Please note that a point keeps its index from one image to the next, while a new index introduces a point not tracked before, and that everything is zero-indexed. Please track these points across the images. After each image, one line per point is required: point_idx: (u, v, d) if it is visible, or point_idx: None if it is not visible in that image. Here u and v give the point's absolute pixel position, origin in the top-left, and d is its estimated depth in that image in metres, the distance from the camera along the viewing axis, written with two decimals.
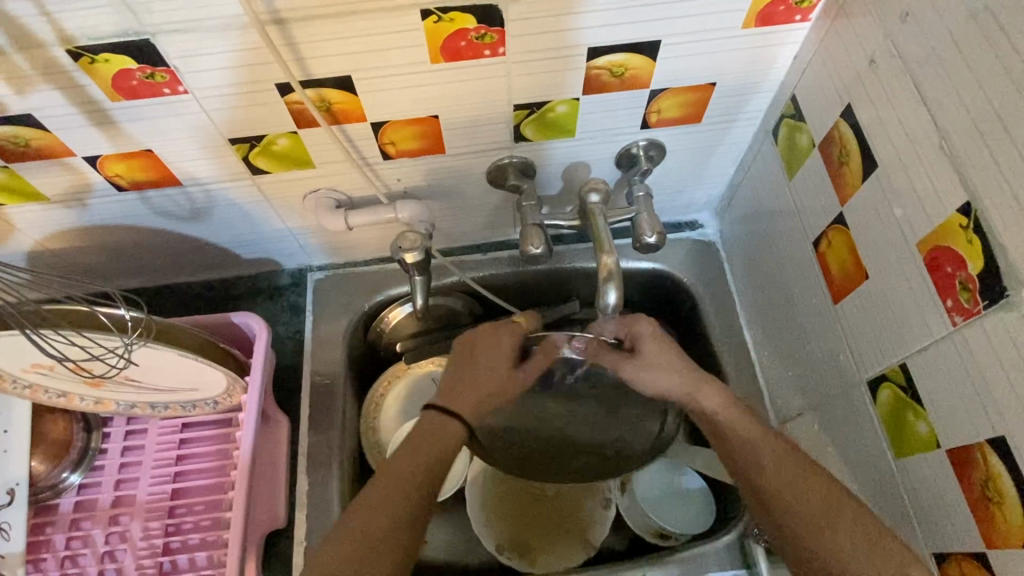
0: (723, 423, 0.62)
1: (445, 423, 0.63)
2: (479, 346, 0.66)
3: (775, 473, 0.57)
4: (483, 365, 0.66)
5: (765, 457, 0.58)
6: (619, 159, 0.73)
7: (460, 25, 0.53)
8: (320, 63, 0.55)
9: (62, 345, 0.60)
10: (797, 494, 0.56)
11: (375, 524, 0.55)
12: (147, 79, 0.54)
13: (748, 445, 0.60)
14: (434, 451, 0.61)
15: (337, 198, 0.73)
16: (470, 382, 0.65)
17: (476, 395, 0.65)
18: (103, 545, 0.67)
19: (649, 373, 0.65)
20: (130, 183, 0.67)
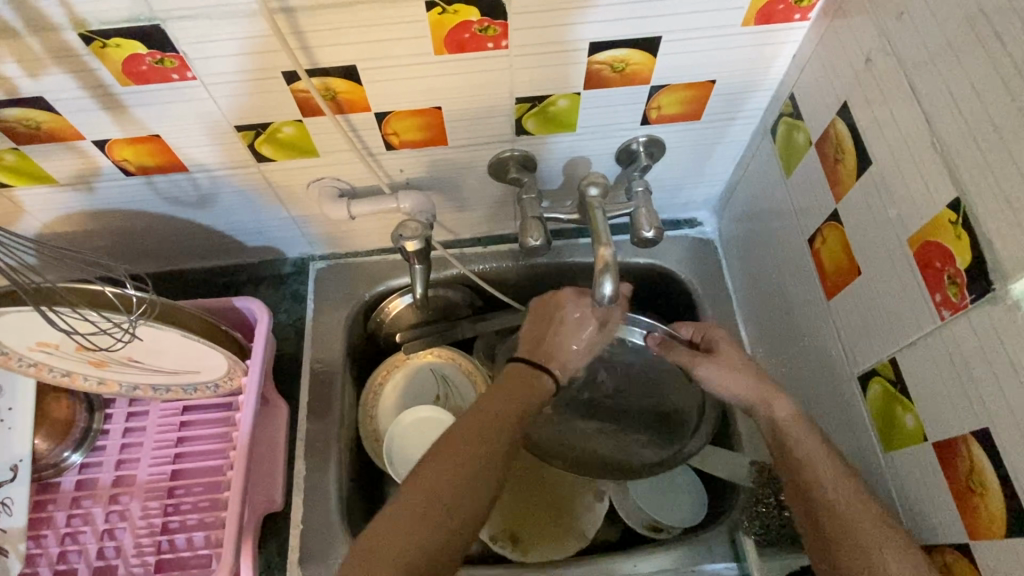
0: (787, 429, 0.61)
1: (538, 373, 0.66)
2: (563, 308, 0.70)
3: (829, 481, 0.56)
4: (575, 325, 0.69)
5: (822, 466, 0.57)
6: (620, 155, 0.74)
7: (464, 17, 0.54)
8: (326, 52, 0.56)
9: (73, 320, 0.61)
10: (844, 504, 0.54)
11: (438, 485, 0.55)
12: (156, 64, 0.55)
13: (808, 452, 0.59)
14: (521, 401, 0.63)
15: (341, 187, 0.74)
16: (562, 339, 0.69)
17: (563, 350, 0.69)
18: (103, 523, 0.69)
19: (725, 371, 0.68)
20: (137, 168, 0.68)
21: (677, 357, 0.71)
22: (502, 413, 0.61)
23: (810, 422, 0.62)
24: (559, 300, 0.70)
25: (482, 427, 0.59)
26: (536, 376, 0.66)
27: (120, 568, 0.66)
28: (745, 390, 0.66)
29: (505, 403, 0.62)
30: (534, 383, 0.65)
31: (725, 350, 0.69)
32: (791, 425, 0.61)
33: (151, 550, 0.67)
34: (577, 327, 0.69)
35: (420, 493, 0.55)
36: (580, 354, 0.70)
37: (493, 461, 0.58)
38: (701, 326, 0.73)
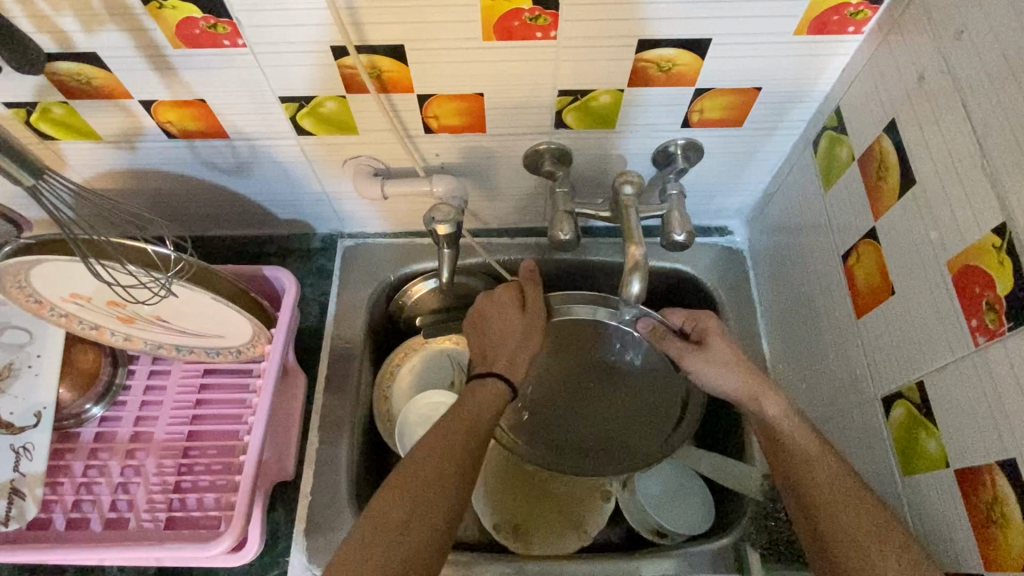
0: (776, 429, 0.63)
1: (482, 385, 0.66)
2: (484, 313, 0.71)
3: (823, 480, 0.57)
4: (501, 321, 0.70)
5: (820, 464, 0.58)
6: (656, 156, 0.74)
7: (516, 5, 0.54)
8: (377, 29, 0.56)
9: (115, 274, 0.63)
10: (840, 501, 0.55)
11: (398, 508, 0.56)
12: (209, 29, 0.56)
13: (801, 450, 0.60)
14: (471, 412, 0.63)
15: (376, 166, 0.75)
16: (497, 339, 0.69)
17: (501, 352, 0.69)
18: (118, 477, 0.70)
19: (715, 367, 0.67)
20: (179, 131, 0.69)
21: (667, 349, 0.71)
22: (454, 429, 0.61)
23: (799, 419, 0.63)
24: (482, 299, 0.71)
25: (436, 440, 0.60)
26: (480, 387, 0.66)
27: (132, 521, 0.68)
28: (733, 387, 0.67)
29: (448, 424, 0.62)
30: (480, 393, 0.65)
31: (715, 343, 0.68)
32: (789, 424, 0.62)
33: (163, 507, 0.68)
34: (507, 319, 0.69)
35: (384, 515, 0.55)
36: (523, 348, 0.69)
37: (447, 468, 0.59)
38: (694, 315, 0.72)
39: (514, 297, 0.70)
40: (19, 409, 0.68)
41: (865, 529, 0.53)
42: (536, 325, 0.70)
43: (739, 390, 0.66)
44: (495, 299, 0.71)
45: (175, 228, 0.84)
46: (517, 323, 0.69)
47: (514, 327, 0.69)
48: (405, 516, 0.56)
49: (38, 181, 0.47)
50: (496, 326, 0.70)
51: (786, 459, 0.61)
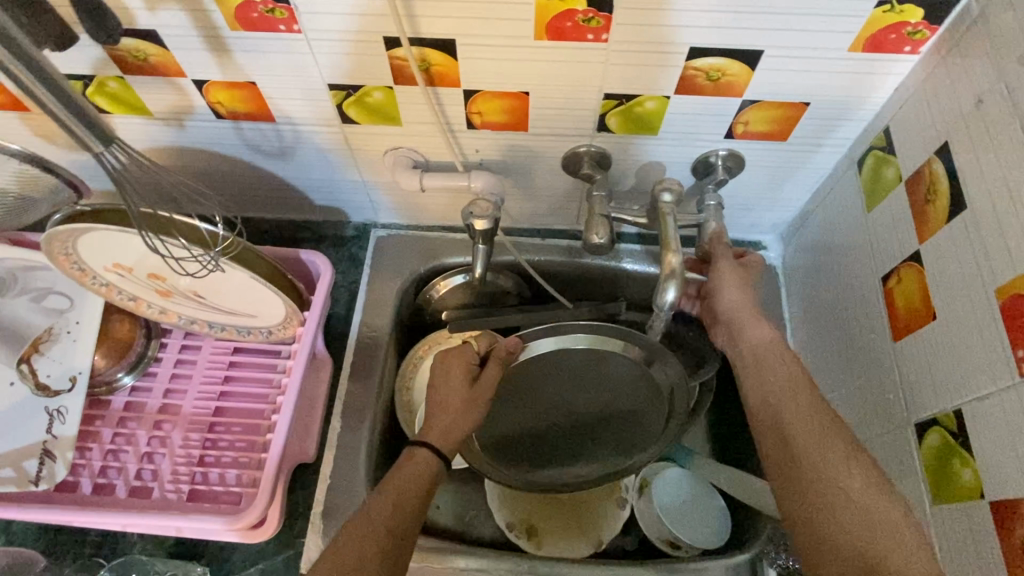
0: (763, 354, 0.64)
1: (417, 449, 0.63)
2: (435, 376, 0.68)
3: (818, 445, 0.55)
4: (443, 393, 0.66)
5: (814, 431, 0.56)
6: (696, 166, 0.73)
7: (570, 5, 0.54)
8: (430, 23, 0.57)
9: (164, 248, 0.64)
10: (827, 445, 0.55)
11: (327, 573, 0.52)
12: (267, 13, 0.57)
13: (795, 410, 0.58)
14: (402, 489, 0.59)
15: (415, 158, 0.76)
16: (442, 403, 0.65)
17: (439, 419, 0.65)
18: (144, 446, 0.71)
19: (731, 286, 0.68)
20: (227, 112, 0.70)
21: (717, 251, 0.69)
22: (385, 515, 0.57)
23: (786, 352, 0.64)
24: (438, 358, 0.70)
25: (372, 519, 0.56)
26: (412, 460, 0.62)
27: (156, 490, 0.69)
28: (738, 310, 0.67)
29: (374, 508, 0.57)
30: (408, 467, 0.61)
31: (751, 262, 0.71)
32: (795, 391, 0.60)
33: (186, 479, 0.70)
34: (449, 390, 0.66)
35: None
36: (463, 415, 0.65)
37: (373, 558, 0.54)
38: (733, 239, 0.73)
39: (471, 359, 0.68)
40: (55, 372, 0.70)
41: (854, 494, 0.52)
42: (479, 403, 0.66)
43: (738, 311, 0.67)
44: (446, 362, 0.68)
45: (225, 209, 0.85)
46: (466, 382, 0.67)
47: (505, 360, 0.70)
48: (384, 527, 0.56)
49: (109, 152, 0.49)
50: (439, 396, 0.66)
51: (771, 422, 0.59)
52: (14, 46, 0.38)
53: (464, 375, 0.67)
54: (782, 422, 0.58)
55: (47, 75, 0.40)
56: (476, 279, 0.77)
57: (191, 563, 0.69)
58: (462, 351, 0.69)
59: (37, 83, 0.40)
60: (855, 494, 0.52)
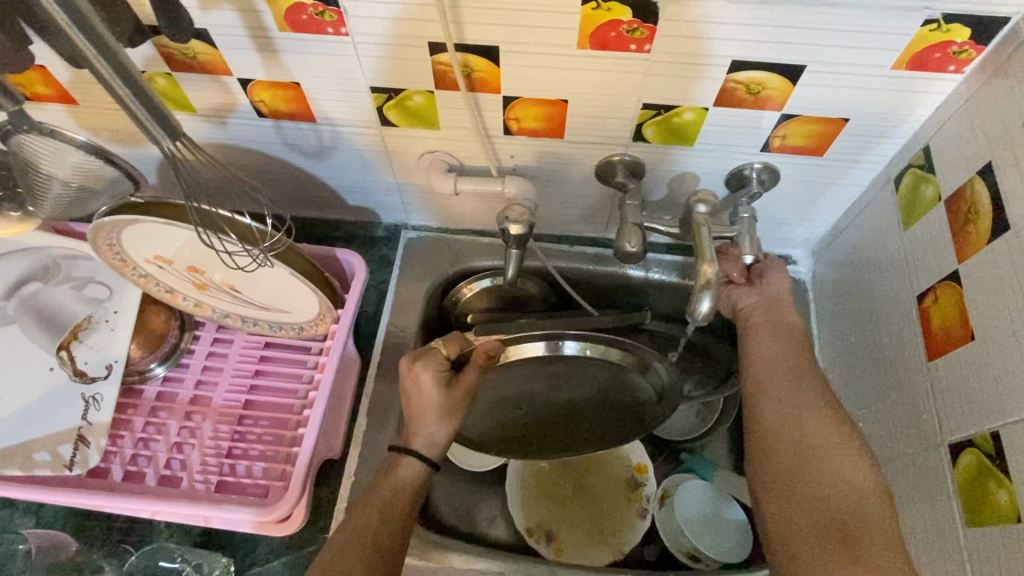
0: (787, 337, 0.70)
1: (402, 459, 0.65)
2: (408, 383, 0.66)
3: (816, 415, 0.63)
4: (419, 400, 0.66)
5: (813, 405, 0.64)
6: (730, 179, 0.74)
7: (615, 15, 0.55)
8: (476, 29, 0.58)
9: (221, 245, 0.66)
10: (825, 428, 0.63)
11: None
12: (316, 16, 0.58)
13: (799, 377, 0.67)
14: (386, 501, 0.63)
15: (450, 162, 0.77)
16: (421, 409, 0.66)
17: (423, 425, 0.66)
18: (175, 436, 0.72)
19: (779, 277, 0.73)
20: (270, 110, 0.71)
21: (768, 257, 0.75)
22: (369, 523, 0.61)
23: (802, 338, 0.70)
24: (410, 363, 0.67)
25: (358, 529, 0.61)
26: (397, 467, 0.65)
27: (186, 480, 0.70)
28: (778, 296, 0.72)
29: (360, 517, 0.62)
30: (392, 475, 0.64)
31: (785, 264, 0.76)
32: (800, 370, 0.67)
33: (216, 470, 0.71)
34: (427, 399, 0.65)
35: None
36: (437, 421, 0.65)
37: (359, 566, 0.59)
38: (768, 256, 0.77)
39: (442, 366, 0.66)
40: (93, 359, 0.72)
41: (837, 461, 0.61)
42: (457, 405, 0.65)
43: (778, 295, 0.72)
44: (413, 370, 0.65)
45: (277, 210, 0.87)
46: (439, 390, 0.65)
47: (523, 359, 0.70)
48: (370, 535, 0.61)
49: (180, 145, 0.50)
50: (417, 402, 0.66)
51: (781, 389, 0.66)
52: (97, 39, 0.39)
53: (434, 385, 0.65)
54: (791, 390, 0.65)
55: (123, 68, 0.41)
56: (508, 282, 0.78)
57: (218, 553, 0.70)
58: (432, 359, 0.66)
59: (114, 75, 0.41)
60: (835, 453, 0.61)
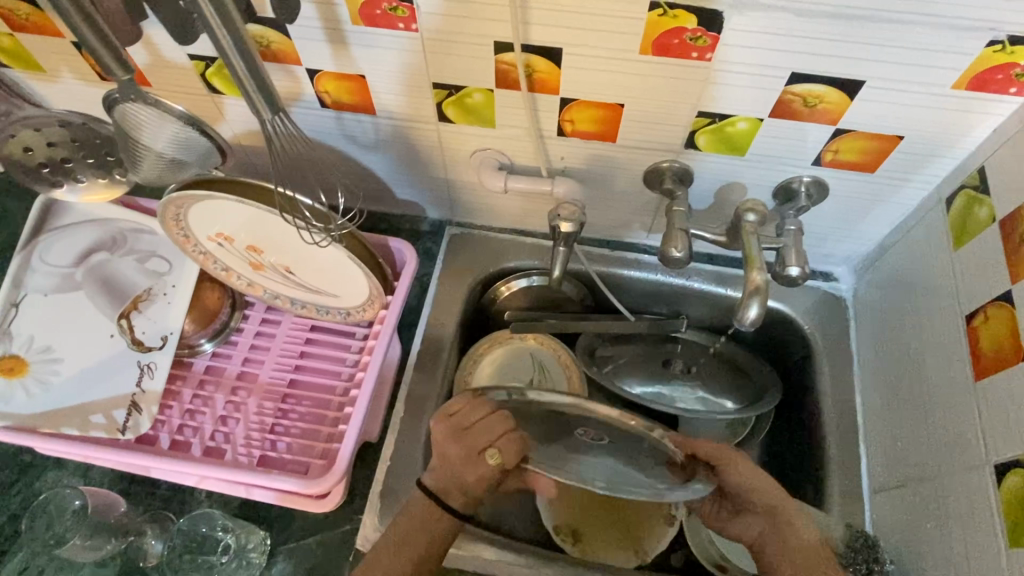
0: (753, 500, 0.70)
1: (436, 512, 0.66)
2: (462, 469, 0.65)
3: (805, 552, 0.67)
4: (462, 482, 0.66)
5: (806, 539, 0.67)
6: (778, 191, 0.75)
7: (680, 23, 0.56)
8: (542, 31, 0.60)
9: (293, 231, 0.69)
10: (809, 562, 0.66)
11: None
12: (389, 11, 0.60)
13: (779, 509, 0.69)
14: (422, 545, 0.65)
15: (501, 161, 0.78)
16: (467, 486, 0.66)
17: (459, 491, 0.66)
18: (221, 410, 0.74)
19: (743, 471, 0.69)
20: (332, 101, 0.74)
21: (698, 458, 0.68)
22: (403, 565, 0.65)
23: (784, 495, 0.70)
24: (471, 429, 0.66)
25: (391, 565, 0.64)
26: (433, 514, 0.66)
27: (229, 452, 0.72)
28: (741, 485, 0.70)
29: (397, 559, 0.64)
30: (428, 524, 0.66)
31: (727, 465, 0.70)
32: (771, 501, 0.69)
33: (258, 445, 0.73)
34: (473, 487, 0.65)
35: None
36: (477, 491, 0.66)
37: None
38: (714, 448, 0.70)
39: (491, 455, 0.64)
40: (149, 330, 0.75)
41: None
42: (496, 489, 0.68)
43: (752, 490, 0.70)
44: (468, 466, 0.65)
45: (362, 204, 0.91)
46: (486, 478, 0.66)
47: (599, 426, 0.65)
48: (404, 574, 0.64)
49: (272, 117, 0.55)
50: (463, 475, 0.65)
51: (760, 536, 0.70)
52: None
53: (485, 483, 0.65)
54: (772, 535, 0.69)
55: (232, 24, 0.45)
56: (553, 280, 0.79)
57: (255, 526, 0.72)
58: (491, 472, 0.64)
59: (235, 50, 0.47)
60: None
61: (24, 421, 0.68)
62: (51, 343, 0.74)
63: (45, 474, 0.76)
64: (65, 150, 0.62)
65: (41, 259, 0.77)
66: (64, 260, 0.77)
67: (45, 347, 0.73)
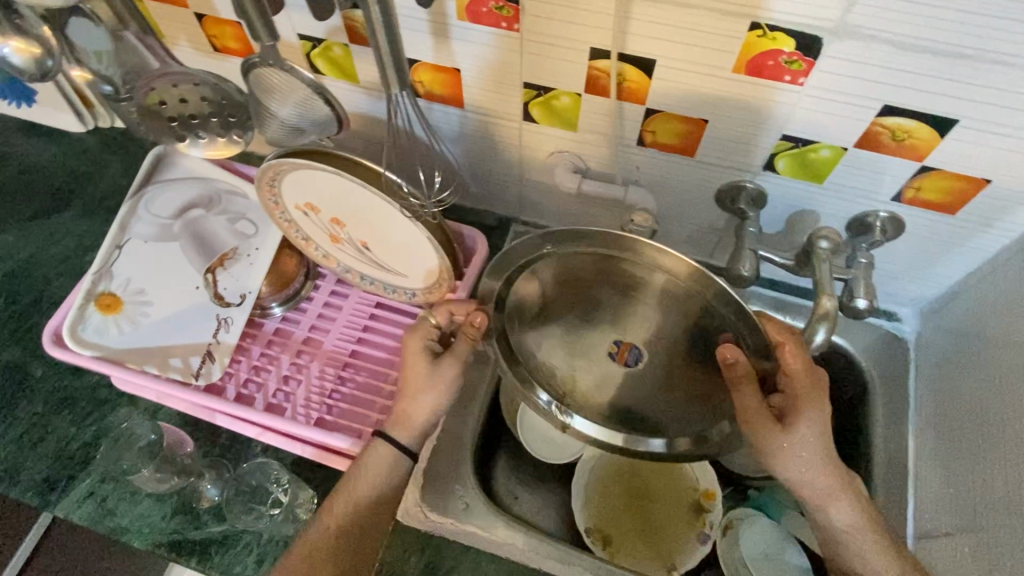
0: (799, 476, 0.63)
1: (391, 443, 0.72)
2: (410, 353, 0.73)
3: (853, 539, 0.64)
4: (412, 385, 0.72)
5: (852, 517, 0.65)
6: (852, 223, 0.75)
7: (778, 45, 0.58)
8: (638, 42, 0.62)
9: (383, 210, 0.72)
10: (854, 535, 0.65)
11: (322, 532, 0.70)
12: (495, 10, 0.63)
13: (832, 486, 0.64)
14: (375, 474, 0.71)
15: (577, 164, 0.81)
16: (407, 383, 0.72)
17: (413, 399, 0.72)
18: (285, 370, 0.78)
19: (797, 448, 0.62)
20: (425, 91, 0.77)
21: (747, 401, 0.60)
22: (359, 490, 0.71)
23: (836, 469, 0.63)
24: (560, 253, 0.64)
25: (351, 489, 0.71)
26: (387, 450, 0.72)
27: (289, 409, 0.76)
28: (799, 461, 0.62)
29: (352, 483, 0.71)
30: (381, 454, 0.71)
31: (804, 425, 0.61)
32: (824, 485, 0.64)
33: (316, 407, 0.76)
34: (419, 375, 0.72)
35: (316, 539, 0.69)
36: (426, 389, 0.72)
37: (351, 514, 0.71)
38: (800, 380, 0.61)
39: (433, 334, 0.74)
40: (230, 287, 0.80)
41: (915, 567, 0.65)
42: (440, 382, 0.72)
43: (811, 479, 0.63)
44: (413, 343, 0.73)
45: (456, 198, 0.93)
46: (429, 372, 0.72)
47: (672, 340, 0.65)
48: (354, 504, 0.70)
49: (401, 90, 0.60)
50: (415, 374, 0.72)
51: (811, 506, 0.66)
52: None
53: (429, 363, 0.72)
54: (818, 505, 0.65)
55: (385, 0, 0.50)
56: None
57: (305, 483, 0.77)
58: (422, 330, 0.73)
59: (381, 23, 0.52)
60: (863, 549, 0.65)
61: (113, 356, 0.74)
62: (144, 286, 0.79)
63: (117, 409, 0.81)
64: (195, 109, 0.67)
65: (145, 208, 0.83)
66: (164, 211, 0.83)
67: (139, 290, 0.78)
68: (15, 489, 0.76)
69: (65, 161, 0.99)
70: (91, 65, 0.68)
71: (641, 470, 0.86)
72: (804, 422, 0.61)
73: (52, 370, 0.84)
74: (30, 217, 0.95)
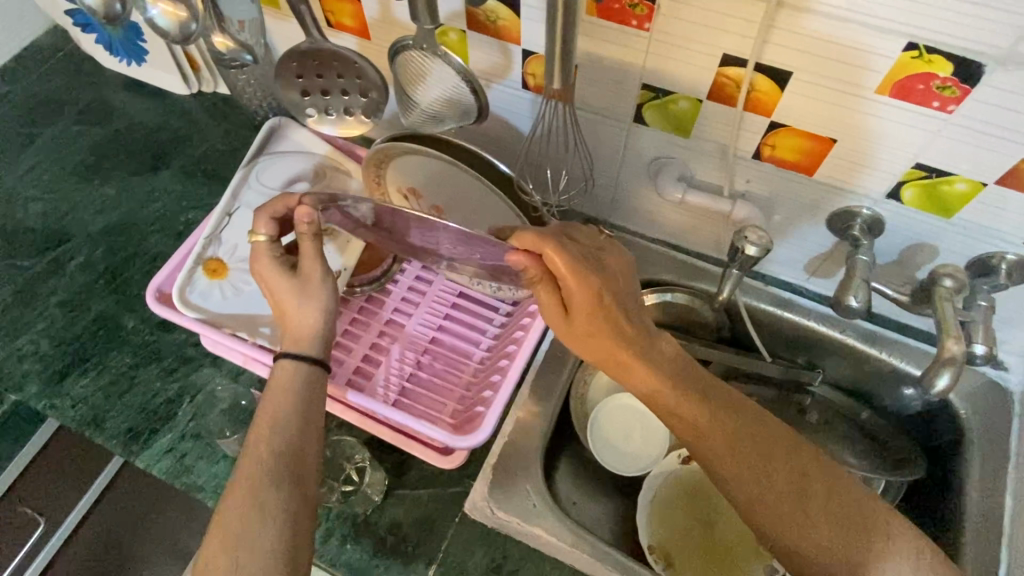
0: (640, 376, 0.63)
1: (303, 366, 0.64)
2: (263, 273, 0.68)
3: (720, 450, 0.62)
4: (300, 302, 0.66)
5: (718, 443, 0.62)
6: (974, 263, 0.70)
7: (933, 69, 0.54)
8: (774, 52, 0.59)
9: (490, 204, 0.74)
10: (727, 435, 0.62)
11: (241, 503, 0.56)
12: (628, 7, 0.61)
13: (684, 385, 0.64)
14: (286, 412, 0.61)
15: (680, 171, 0.78)
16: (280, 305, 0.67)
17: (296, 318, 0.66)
18: (368, 348, 0.79)
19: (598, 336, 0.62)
20: (534, 84, 0.73)
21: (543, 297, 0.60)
22: (274, 446, 0.59)
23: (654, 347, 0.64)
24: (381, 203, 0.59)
25: (265, 441, 0.59)
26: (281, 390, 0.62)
27: (368, 387, 0.77)
28: (610, 350, 0.62)
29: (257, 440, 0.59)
30: (280, 385, 0.63)
31: (584, 310, 0.60)
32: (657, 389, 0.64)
33: (395, 389, 0.77)
34: (281, 288, 0.67)
35: (240, 511, 0.56)
36: (306, 306, 0.66)
37: (280, 466, 0.58)
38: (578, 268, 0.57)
39: (278, 250, 0.70)
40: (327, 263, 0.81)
41: (798, 470, 0.61)
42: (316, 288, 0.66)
43: (643, 375, 0.63)
44: (272, 267, 0.68)
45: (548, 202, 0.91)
46: (298, 285, 0.67)
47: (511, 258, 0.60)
48: (270, 457, 0.58)
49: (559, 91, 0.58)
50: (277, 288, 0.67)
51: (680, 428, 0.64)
52: None
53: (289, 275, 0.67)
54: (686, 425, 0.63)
55: None
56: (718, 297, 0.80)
57: (376, 462, 0.78)
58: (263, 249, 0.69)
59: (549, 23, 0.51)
60: (747, 446, 0.62)
61: (213, 319, 0.76)
62: (248, 255, 0.81)
63: (201, 368, 0.84)
64: (330, 86, 0.68)
65: (256, 177, 0.84)
66: (273, 182, 0.84)
67: (243, 258, 0.80)
68: (101, 434, 0.79)
69: (168, 121, 1.02)
70: (232, 32, 0.65)
71: (707, 492, 0.84)
72: (590, 309, 0.59)
73: (143, 324, 0.86)
74: (132, 172, 0.98)
